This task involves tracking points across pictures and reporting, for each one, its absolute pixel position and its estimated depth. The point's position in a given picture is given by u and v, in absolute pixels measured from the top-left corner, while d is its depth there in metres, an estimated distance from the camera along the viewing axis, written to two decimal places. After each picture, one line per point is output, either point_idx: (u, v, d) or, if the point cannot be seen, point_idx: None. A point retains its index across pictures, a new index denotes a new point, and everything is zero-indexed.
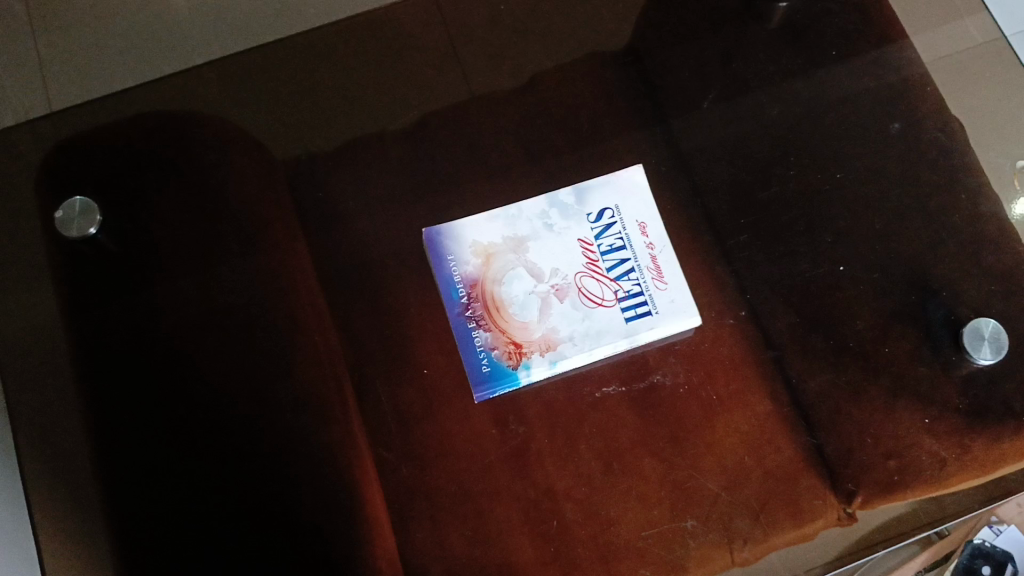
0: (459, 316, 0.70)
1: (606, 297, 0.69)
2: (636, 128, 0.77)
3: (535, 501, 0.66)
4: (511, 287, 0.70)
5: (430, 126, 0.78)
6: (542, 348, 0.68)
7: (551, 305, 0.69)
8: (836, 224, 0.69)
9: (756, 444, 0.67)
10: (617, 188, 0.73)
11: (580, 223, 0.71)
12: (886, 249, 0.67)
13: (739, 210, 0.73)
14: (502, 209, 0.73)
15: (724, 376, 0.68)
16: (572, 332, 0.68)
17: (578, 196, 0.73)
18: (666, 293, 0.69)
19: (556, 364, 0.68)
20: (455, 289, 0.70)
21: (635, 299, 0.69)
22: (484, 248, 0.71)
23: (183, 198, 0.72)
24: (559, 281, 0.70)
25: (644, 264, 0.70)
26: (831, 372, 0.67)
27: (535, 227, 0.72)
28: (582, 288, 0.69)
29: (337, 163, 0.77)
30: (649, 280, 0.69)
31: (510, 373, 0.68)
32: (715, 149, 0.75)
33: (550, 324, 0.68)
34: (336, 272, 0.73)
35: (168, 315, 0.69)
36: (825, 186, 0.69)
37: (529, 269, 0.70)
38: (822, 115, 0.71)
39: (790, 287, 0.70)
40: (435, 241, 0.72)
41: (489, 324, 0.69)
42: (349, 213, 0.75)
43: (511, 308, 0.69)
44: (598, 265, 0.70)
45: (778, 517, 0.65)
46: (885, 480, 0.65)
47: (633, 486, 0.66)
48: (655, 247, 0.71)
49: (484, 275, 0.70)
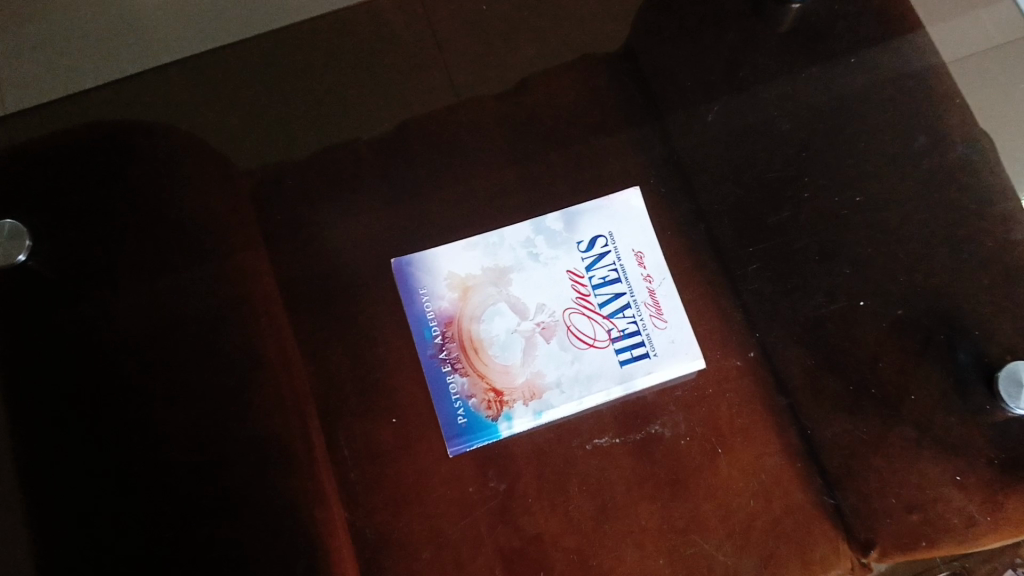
0: (432, 359, 0.64)
1: (599, 337, 0.64)
2: (633, 137, 0.71)
3: (520, 562, 0.60)
4: (491, 326, 0.65)
5: (407, 136, 0.72)
6: (526, 396, 0.63)
7: (537, 345, 0.64)
8: (854, 253, 0.62)
9: (767, 494, 0.61)
10: (612, 213, 0.68)
11: (569, 253, 0.67)
12: (910, 281, 0.59)
13: (746, 235, 0.67)
14: (483, 235, 0.68)
15: (728, 419, 0.63)
16: (560, 377, 0.63)
17: (567, 222, 0.68)
18: (666, 332, 0.64)
19: (542, 414, 0.62)
20: (428, 328, 0.65)
21: (631, 339, 0.64)
22: (462, 280, 0.66)
23: (140, 218, 0.65)
24: (546, 318, 0.65)
25: (641, 299, 0.65)
26: (850, 419, 0.60)
27: (519, 256, 0.67)
28: (571, 326, 0.64)
29: (305, 179, 0.70)
30: (647, 317, 0.65)
31: (490, 425, 0.62)
32: (721, 165, 0.68)
33: (535, 368, 0.63)
34: (302, 302, 0.66)
35: (121, 349, 0.62)
36: (843, 211, 0.63)
37: (512, 304, 0.65)
38: (841, 130, 0.64)
39: (802, 324, 0.64)
40: (405, 273, 0.66)
41: (466, 368, 0.64)
42: (317, 233, 0.68)
43: (491, 350, 0.64)
44: (590, 300, 0.65)
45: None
46: (906, 536, 0.58)
47: (630, 550, 0.60)
48: (653, 280, 0.66)
49: (460, 312, 0.65)
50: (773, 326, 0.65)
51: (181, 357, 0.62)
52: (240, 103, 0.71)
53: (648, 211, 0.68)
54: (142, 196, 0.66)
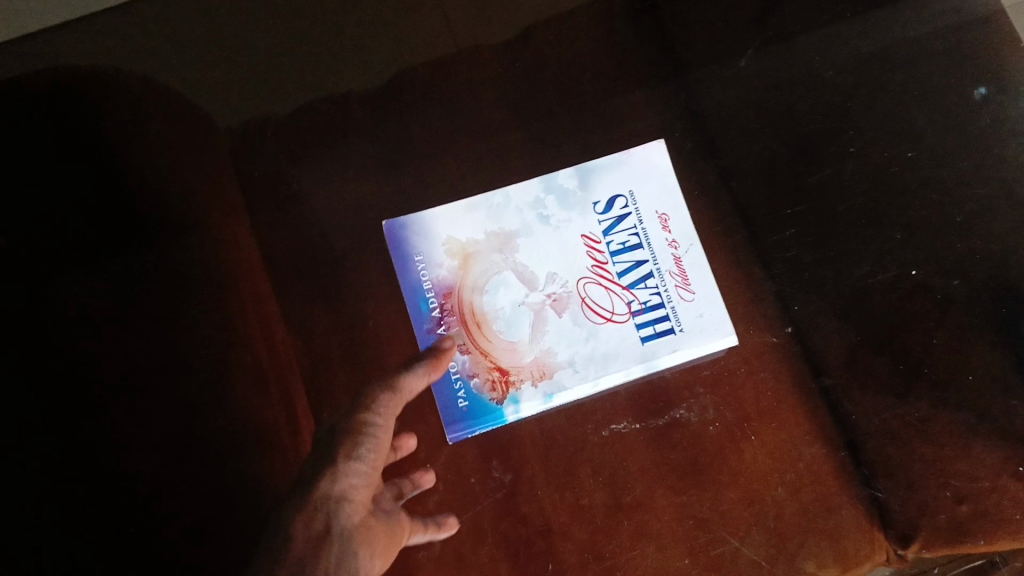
0: (429, 334, 0.60)
1: (617, 310, 0.60)
2: (651, 91, 0.65)
3: (525, 552, 0.55)
4: (496, 297, 0.60)
5: (400, 87, 0.65)
6: (535, 377, 0.59)
7: (547, 319, 0.60)
8: (907, 214, 0.52)
9: (798, 484, 0.57)
10: (634, 171, 0.63)
11: (583, 215, 0.62)
12: (968, 248, 0.50)
13: (780, 198, 0.58)
14: (485, 194, 0.63)
15: (753, 399, 0.58)
16: (573, 356, 0.59)
17: (581, 179, 0.63)
18: (693, 306, 0.60)
19: (552, 398, 0.58)
20: (425, 300, 0.60)
21: (654, 313, 0.60)
22: (462, 246, 0.61)
23: (84, 168, 0.55)
24: (558, 289, 0.60)
25: (666, 268, 0.61)
26: (899, 405, 0.53)
27: (527, 219, 0.62)
28: (586, 298, 0.60)
29: (288, 136, 0.64)
30: (673, 288, 0.60)
31: (494, 409, 0.58)
32: (750, 118, 0.60)
33: (545, 345, 0.59)
34: (289, 272, 0.61)
35: (58, 327, 0.52)
36: (894, 167, 0.52)
37: (519, 273, 0.61)
38: (890, 73, 0.53)
39: (850, 295, 0.55)
40: (398, 236, 0.61)
41: (467, 345, 0.59)
42: (302, 197, 0.62)
43: (496, 325, 0.60)
44: (607, 268, 0.61)
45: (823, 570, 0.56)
46: (951, 530, 0.52)
47: (649, 547, 0.55)
48: (680, 246, 0.61)
49: (461, 282, 0.61)
50: (812, 298, 0.58)
51: (140, 335, 0.54)
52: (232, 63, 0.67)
53: (674, 170, 0.63)
54: (90, 140, 0.56)
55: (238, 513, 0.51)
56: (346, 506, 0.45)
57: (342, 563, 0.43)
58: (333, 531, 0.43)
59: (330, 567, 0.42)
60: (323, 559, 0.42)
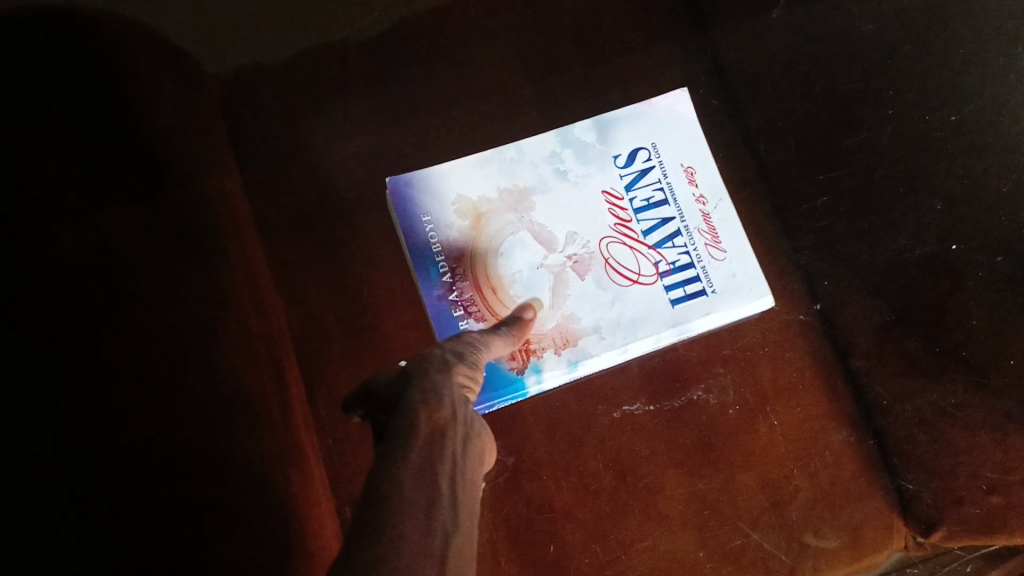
0: (442, 299, 0.57)
1: (644, 271, 0.57)
2: (673, 41, 0.61)
3: (527, 531, 0.52)
4: (512, 259, 0.57)
5: (404, 35, 0.61)
6: (559, 344, 0.56)
7: (569, 282, 0.57)
8: (947, 184, 0.47)
9: (818, 468, 0.54)
10: (656, 122, 0.60)
11: (603, 170, 0.59)
12: (1012, 222, 0.45)
13: (812, 164, 0.55)
14: (497, 149, 0.59)
15: (771, 377, 0.55)
16: (598, 321, 0.56)
17: (600, 131, 0.60)
18: (725, 265, 0.57)
19: (578, 366, 0.55)
20: (434, 264, 0.57)
21: (684, 274, 0.57)
22: (473, 206, 0.58)
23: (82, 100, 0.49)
24: (579, 250, 0.58)
25: (694, 225, 0.58)
26: (930, 389, 0.49)
27: (543, 175, 0.59)
28: (610, 259, 0.57)
29: (289, 88, 0.61)
30: (701, 247, 0.58)
31: (515, 379, 0.55)
32: (778, 74, 0.56)
33: (568, 310, 0.57)
34: (290, 235, 0.58)
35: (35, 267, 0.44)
36: (936, 131, 0.48)
37: (536, 234, 0.58)
38: (937, 23, 0.48)
39: (880, 272, 0.51)
40: (403, 195, 0.58)
41: (483, 312, 0.57)
42: (304, 154, 0.59)
43: (513, 289, 0.57)
44: (631, 228, 0.58)
45: (823, 539, 0.52)
46: (978, 522, 0.49)
47: (660, 536, 0.52)
48: (708, 202, 0.58)
49: (473, 244, 0.58)
50: (843, 274, 0.54)
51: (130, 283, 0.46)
52: (235, 16, 0.65)
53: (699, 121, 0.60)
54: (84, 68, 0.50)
55: (231, 480, 0.44)
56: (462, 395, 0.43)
57: (468, 441, 0.40)
58: (458, 412, 0.41)
59: (455, 445, 0.39)
60: (448, 437, 0.39)
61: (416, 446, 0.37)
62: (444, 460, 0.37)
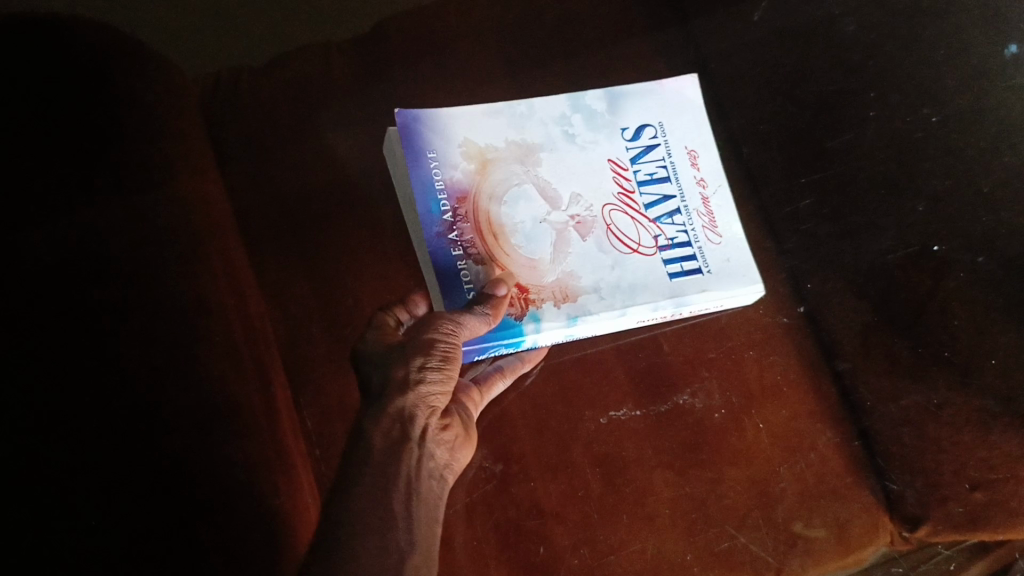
0: (439, 238, 0.51)
1: (644, 242, 0.54)
2: (657, 45, 0.62)
3: (516, 534, 0.52)
4: (516, 210, 0.53)
5: (392, 44, 0.62)
6: (558, 298, 0.51)
7: (570, 241, 0.53)
8: (930, 185, 0.48)
9: (804, 467, 0.54)
10: (663, 103, 0.59)
11: (611, 139, 0.57)
12: (995, 222, 0.46)
13: (797, 166, 0.55)
14: (507, 103, 0.57)
15: (757, 378, 0.55)
16: (598, 283, 0.52)
17: (610, 102, 0.58)
18: (720, 249, 0.55)
19: (577, 321, 0.51)
20: (435, 201, 0.52)
21: (681, 251, 0.54)
22: (481, 151, 0.54)
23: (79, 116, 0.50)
24: (581, 212, 0.54)
25: (694, 207, 0.56)
26: (914, 387, 0.50)
27: (552, 135, 0.56)
28: (612, 225, 0.54)
29: (276, 94, 0.61)
30: (699, 228, 0.55)
31: (513, 325, 0.50)
32: (760, 76, 0.57)
33: (568, 267, 0.52)
34: (271, 238, 0.57)
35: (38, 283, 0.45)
36: (917, 132, 0.49)
37: (541, 189, 0.54)
38: (915, 27, 0.50)
39: (865, 273, 0.52)
40: (412, 128, 0.53)
41: (482, 256, 0.52)
42: (287, 157, 0.59)
43: (514, 239, 0.52)
44: (634, 198, 0.55)
45: (811, 528, 0.52)
46: (963, 517, 0.50)
47: (650, 539, 0.52)
48: (708, 186, 0.57)
49: (477, 188, 0.53)
50: (829, 276, 0.54)
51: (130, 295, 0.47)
52: None
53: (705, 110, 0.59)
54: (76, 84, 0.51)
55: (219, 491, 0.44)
56: (424, 407, 0.41)
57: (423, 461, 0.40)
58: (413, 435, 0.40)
59: (412, 467, 0.39)
60: (404, 460, 0.39)
61: (369, 474, 0.37)
62: (397, 487, 0.38)
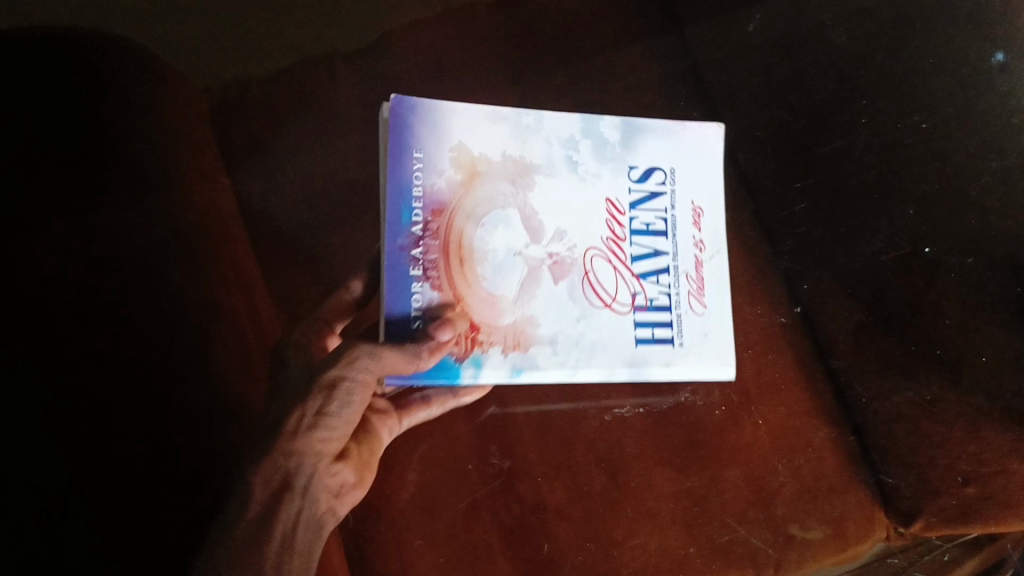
0: (401, 250, 0.50)
1: (619, 297, 0.54)
2: (652, 53, 0.63)
3: (520, 531, 0.53)
4: (492, 235, 0.52)
5: (395, 54, 0.63)
6: (508, 345, 0.52)
7: (541, 282, 0.53)
8: (920, 188, 0.51)
9: (798, 465, 0.55)
10: (681, 149, 0.57)
11: (615, 176, 0.55)
12: (983, 223, 0.48)
13: (790, 171, 0.57)
14: (516, 110, 0.55)
15: (755, 377, 0.57)
16: (556, 334, 0.53)
17: (624, 134, 0.56)
18: (700, 320, 0.55)
19: (521, 373, 0.52)
20: (409, 211, 0.51)
21: (658, 314, 0.54)
22: (473, 162, 0.53)
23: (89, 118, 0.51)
24: (561, 251, 0.54)
25: (684, 269, 0.55)
26: (907, 385, 0.51)
27: (554, 156, 0.55)
28: (590, 273, 0.54)
29: (281, 103, 0.62)
30: (685, 294, 0.55)
31: (451, 365, 0.51)
32: (754, 84, 0.58)
33: (529, 311, 0.53)
34: (277, 244, 0.59)
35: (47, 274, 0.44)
36: (908, 138, 0.51)
37: (525, 218, 0.53)
38: (905, 38, 0.52)
39: (858, 274, 0.53)
40: (404, 123, 0.52)
41: (441, 281, 0.51)
42: (292, 166, 0.61)
43: (483, 268, 0.52)
44: (622, 245, 0.54)
45: (808, 530, 0.54)
46: (955, 510, 0.51)
47: (652, 532, 0.54)
48: (705, 249, 0.56)
49: (457, 202, 0.52)
50: (823, 277, 0.56)
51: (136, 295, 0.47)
52: None
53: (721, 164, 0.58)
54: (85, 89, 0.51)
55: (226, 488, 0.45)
56: (309, 456, 0.44)
57: (302, 511, 0.44)
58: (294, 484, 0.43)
59: (288, 520, 0.42)
60: (282, 512, 0.42)
61: (250, 525, 0.40)
62: (271, 539, 0.41)
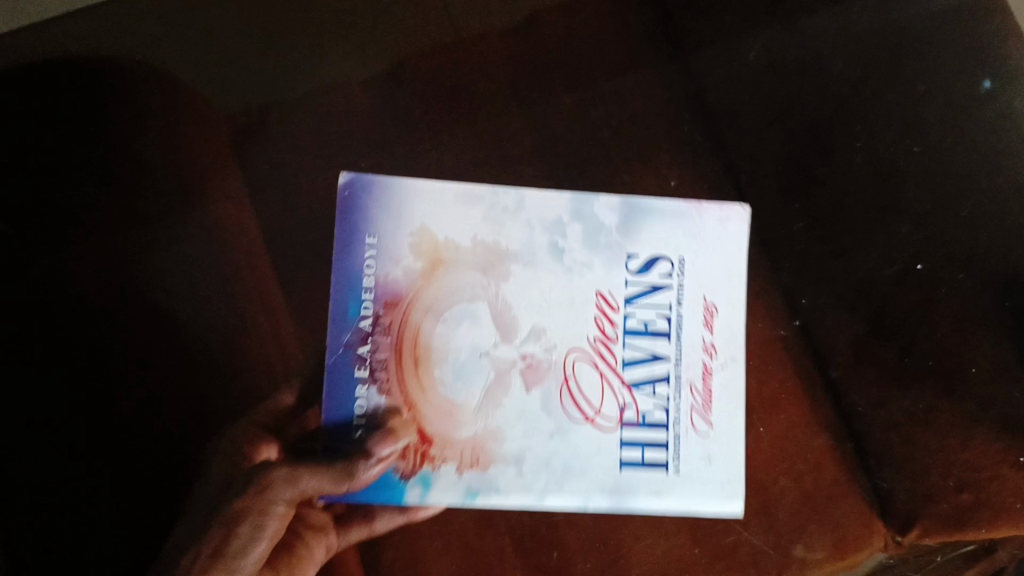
0: (349, 350, 0.57)
1: (598, 415, 0.58)
2: (656, 76, 0.63)
3: (532, 537, 0.58)
4: (458, 331, 0.58)
5: (406, 74, 0.65)
6: (467, 463, 0.57)
7: (511, 388, 0.58)
8: (913, 207, 0.53)
9: (798, 475, 0.59)
10: (702, 243, 0.61)
11: (608, 269, 0.60)
12: (973, 239, 0.51)
13: (790, 191, 0.59)
14: (495, 191, 0.60)
15: (756, 390, 0.60)
16: (523, 452, 0.57)
17: (621, 216, 0.60)
18: (704, 441, 0.59)
19: (476, 497, 0.57)
20: (360, 305, 0.57)
21: (650, 434, 0.58)
22: (438, 250, 0.59)
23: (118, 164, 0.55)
24: (536, 355, 0.58)
25: (688, 378, 0.59)
26: (903, 396, 0.54)
27: (539, 249, 0.60)
28: (568, 382, 0.58)
29: (295, 124, 0.64)
30: (688, 409, 0.59)
31: (398, 484, 0.56)
32: (749, 108, 0.59)
33: (493, 425, 0.57)
34: (298, 260, 0.61)
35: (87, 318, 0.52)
36: (903, 160, 0.53)
37: (497, 316, 0.58)
38: (901, 62, 0.53)
39: (855, 289, 0.56)
40: (356, 202, 0.59)
41: (390, 384, 0.57)
42: (307, 184, 0.62)
43: (446, 371, 0.57)
44: (609, 347, 0.59)
45: (812, 551, 0.58)
46: (950, 516, 0.54)
47: (657, 537, 0.58)
48: (716, 355, 0.60)
49: (415, 292, 0.58)
50: (823, 292, 0.58)
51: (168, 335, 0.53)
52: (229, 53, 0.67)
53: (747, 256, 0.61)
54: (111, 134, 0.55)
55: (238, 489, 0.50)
56: None
57: None
58: None
59: None
60: None
61: None
62: None
